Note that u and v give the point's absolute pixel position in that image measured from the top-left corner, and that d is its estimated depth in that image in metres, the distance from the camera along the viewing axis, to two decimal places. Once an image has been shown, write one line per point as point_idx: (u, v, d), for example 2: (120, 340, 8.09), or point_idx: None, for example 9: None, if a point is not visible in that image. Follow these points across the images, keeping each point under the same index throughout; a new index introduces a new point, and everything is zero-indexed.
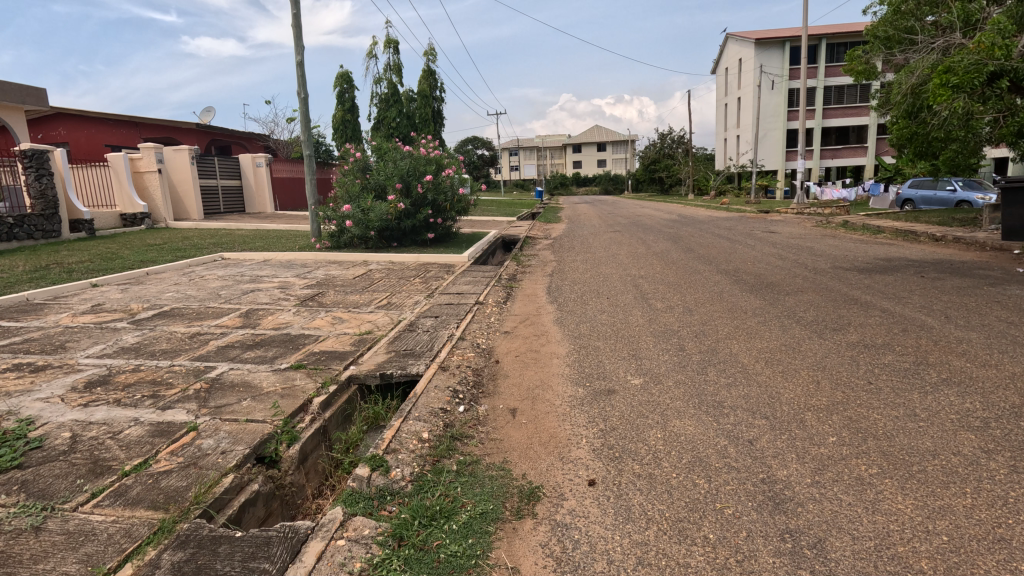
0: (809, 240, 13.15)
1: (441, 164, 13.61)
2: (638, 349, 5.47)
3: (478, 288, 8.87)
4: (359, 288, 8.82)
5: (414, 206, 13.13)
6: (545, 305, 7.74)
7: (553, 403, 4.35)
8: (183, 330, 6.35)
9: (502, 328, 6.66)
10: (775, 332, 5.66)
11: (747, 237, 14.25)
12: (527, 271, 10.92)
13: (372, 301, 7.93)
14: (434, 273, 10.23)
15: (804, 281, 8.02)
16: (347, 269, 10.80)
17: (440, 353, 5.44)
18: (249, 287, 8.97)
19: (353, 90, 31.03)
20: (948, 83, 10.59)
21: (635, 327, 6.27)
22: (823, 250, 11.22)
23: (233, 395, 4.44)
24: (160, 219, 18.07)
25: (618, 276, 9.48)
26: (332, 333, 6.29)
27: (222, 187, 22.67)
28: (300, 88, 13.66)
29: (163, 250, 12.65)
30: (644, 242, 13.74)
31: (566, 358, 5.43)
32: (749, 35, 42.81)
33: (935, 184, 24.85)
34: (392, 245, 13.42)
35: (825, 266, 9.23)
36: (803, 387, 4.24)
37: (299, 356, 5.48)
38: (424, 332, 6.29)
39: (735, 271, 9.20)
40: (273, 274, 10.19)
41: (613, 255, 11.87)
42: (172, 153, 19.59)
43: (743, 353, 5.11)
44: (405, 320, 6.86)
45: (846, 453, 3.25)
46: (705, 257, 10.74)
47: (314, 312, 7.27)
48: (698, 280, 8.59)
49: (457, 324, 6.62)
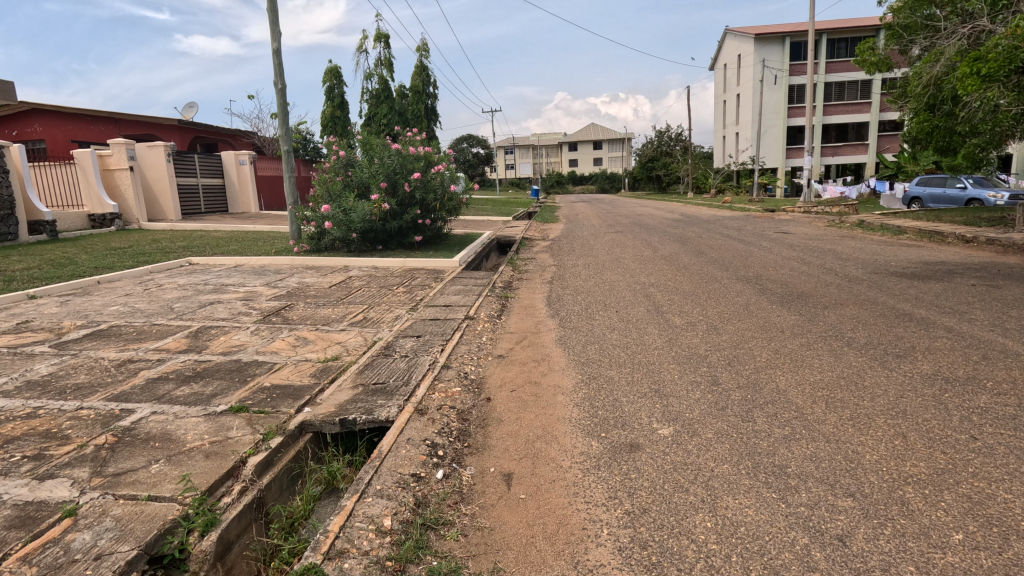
0: (828, 242, 12.19)
1: (431, 161, 12.57)
2: (660, 383, 4.45)
3: (469, 299, 7.84)
4: (333, 300, 7.79)
5: (401, 206, 12.11)
6: (545, 320, 6.73)
7: (559, 466, 3.33)
8: (112, 356, 5.28)
9: (495, 351, 5.63)
10: (826, 360, 4.66)
11: (759, 238, 13.30)
12: (523, 278, 9.91)
13: (346, 316, 6.89)
14: (420, 281, 9.20)
15: (841, 292, 7.01)
16: (324, 276, 9.76)
17: (418, 390, 4.42)
18: (208, 298, 7.91)
19: (343, 85, 29.94)
20: (979, 71, 9.59)
21: (652, 351, 5.25)
22: (848, 253, 10.24)
23: (141, 456, 3.38)
24: (132, 220, 16.96)
25: (626, 284, 8.48)
26: (291, 360, 5.24)
27: (202, 186, 21.56)
28: (276, 78, 12.58)
29: (126, 254, 11.56)
30: (648, 244, 12.74)
31: (573, 395, 4.41)
32: (748, 30, 41.88)
33: (944, 182, 23.90)
34: (377, 248, 12.37)
35: (857, 273, 8.25)
36: (888, 445, 3.23)
37: (244, 392, 4.43)
38: (401, 358, 5.25)
39: (757, 278, 8.21)
40: (240, 282, 9.14)
41: (617, 260, 10.86)
42: (146, 150, 18.46)
43: (793, 390, 4.10)
44: (381, 342, 5.82)
45: (989, 565, 2.25)
46: (720, 262, 9.73)
47: (275, 331, 6.22)
48: (718, 289, 7.60)
49: (443, 347, 5.59)
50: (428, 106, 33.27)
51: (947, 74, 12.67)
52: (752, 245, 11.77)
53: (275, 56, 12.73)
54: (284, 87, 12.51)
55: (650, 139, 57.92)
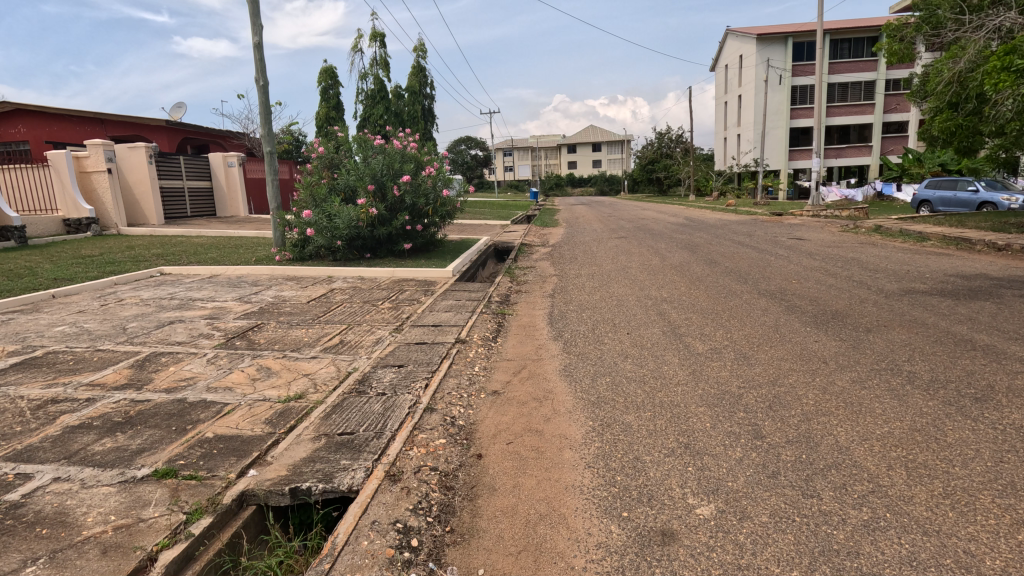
0: (848, 249, 11.41)
1: (420, 162, 11.73)
2: (690, 436, 3.63)
3: (461, 317, 7.01)
4: (310, 318, 6.96)
5: (389, 211, 11.28)
6: (548, 345, 5.91)
7: (572, 568, 2.50)
8: (33, 395, 4.43)
9: (489, 386, 4.80)
10: (890, 405, 3.85)
11: (773, 245, 12.54)
12: (522, 290, 9.10)
13: (321, 340, 6.03)
14: (409, 294, 8.39)
15: (881, 311, 6.19)
16: (304, 288, 8.94)
17: (391, 445, 3.59)
18: (171, 316, 7.07)
19: (337, 86, 29.17)
20: (1012, 66, 8.82)
21: (675, 389, 4.44)
22: (873, 263, 9.48)
23: (14, 555, 2.54)
24: (110, 226, 16.14)
25: (636, 299, 7.67)
26: (246, 399, 4.39)
27: (188, 189, 20.76)
28: (257, 74, 11.76)
29: (93, 263, 10.72)
30: (656, 252, 11.91)
31: (584, 450, 3.58)
32: (751, 30, 41.20)
33: (955, 184, 23.14)
34: (365, 256, 11.53)
35: (892, 286, 7.46)
36: (1009, 542, 2.43)
37: (177, 448, 3.58)
38: (377, 398, 4.42)
39: (781, 293, 7.40)
40: (211, 296, 8.30)
41: (623, 270, 10.04)
42: (126, 151, 17.63)
43: (859, 448, 3.29)
44: (355, 374, 4.98)
45: None
46: (737, 274, 8.90)
47: (236, 359, 5.38)
48: (740, 307, 6.79)
49: (427, 383, 4.75)
50: (424, 107, 32.50)
51: (972, 70, 11.82)
52: (768, 253, 10.99)
53: (256, 50, 11.90)
54: (266, 85, 11.70)
55: (651, 140, 57.16)
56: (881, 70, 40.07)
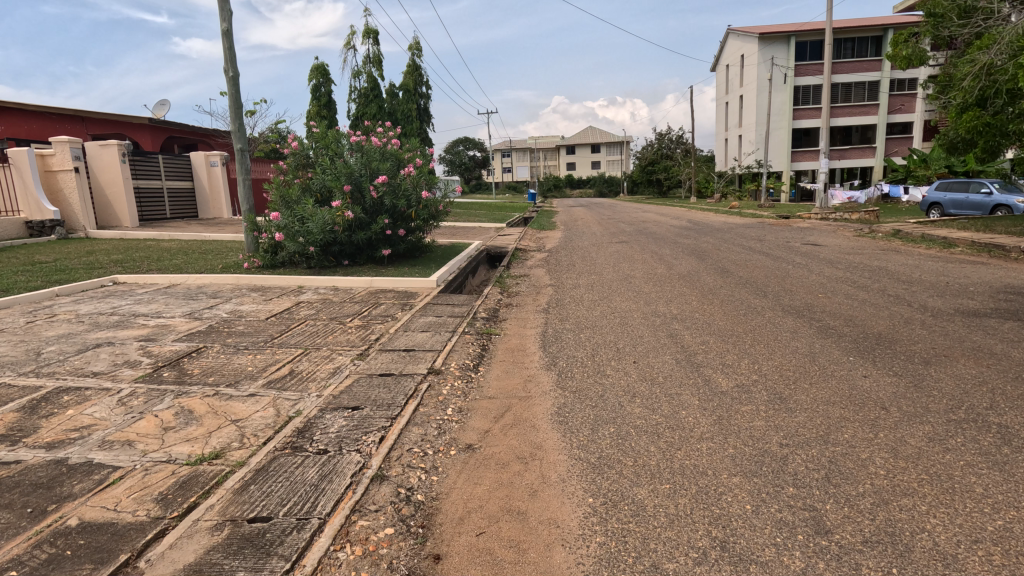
0: (869, 256, 10.48)
1: (401, 160, 10.89)
2: (727, 530, 2.65)
3: (439, 339, 6.03)
4: (264, 340, 5.98)
5: (368, 214, 10.29)
6: (539, 378, 4.92)
7: None
8: None
9: (462, 439, 3.81)
10: (993, 480, 2.88)
11: (786, 251, 11.62)
12: (513, 303, 8.14)
13: (268, 370, 5.03)
14: (385, 308, 7.45)
15: (935, 336, 5.24)
16: (268, 301, 7.95)
17: (317, 544, 2.61)
18: (103, 337, 6.07)
19: (328, 84, 28.31)
20: None
21: (698, 449, 3.45)
22: (904, 273, 8.54)
23: None
24: (77, 228, 15.22)
25: (642, 316, 6.72)
26: (144, 461, 3.38)
27: (167, 189, 19.78)
28: (226, 64, 10.78)
29: (41, 271, 9.71)
30: (660, 259, 10.97)
31: (581, 549, 2.60)
32: (752, 30, 40.41)
33: (966, 186, 22.06)
34: (342, 264, 10.57)
35: (935, 302, 6.51)
36: None
37: (17, 548, 2.58)
38: (314, 458, 3.42)
39: (808, 311, 6.45)
40: (158, 311, 7.31)
41: (626, 280, 9.06)
42: (98, 149, 16.59)
43: (974, 561, 2.32)
44: (296, 421, 3.99)
45: None
46: (754, 285, 7.95)
47: (156, 397, 4.37)
48: (764, 328, 5.84)
49: (383, 436, 3.75)
50: (419, 107, 31.63)
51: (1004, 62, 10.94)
52: (784, 261, 10.05)
53: (225, 38, 10.93)
54: (236, 76, 10.71)
55: (651, 141, 56.29)
56: (886, 69, 39.03)
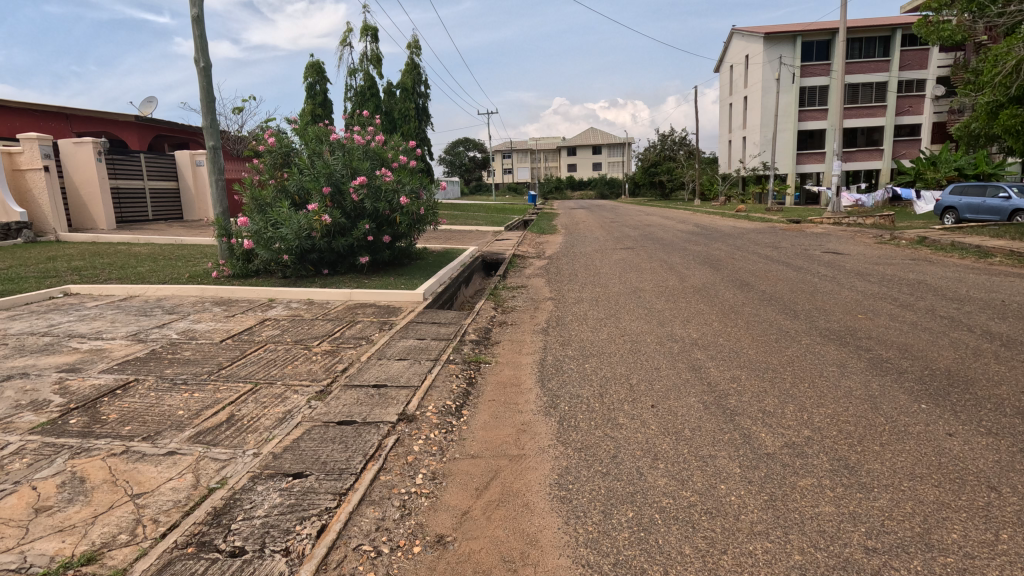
0: (900, 267, 9.56)
1: (385, 159, 10.11)
2: None
3: (418, 370, 5.09)
4: (210, 371, 5.03)
5: (349, 219, 9.39)
6: (536, 428, 3.97)
7: None
8: None
9: (431, 525, 2.87)
10: None
11: (807, 260, 10.71)
12: (508, 320, 7.22)
13: (202, 415, 4.07)
14: (362, 328, 6.52)
15: (1019, 374, 4.30)
16: (230, 318, 7.02)
17: None
18: (18, 366, 5.11)
19: (324, 82, 27.45)
20: None
21: (752, 555, 2.50)
22: (948, 288, 7.61)
23: None
24: (47, 231, 14.30)
25: (657, 341, 5.78)
26: None
27: (149, 190, 18.86)
28: (197, 54, 9.85)
29: None
30: (671, 268, 10.08)
31: None
32: (759, 29, 39.54)
33: (983, 190, 21.06)
34: (322, 272, 9.65)
35: (1000, 327, 5.58)
36: None
37: None
38: (221, 566, 2.47)
39: (851, 336, 5.51)
40: (100, 330, 6.37)
41: (635, 293, 8.13)
42: (72, 147, 15.64)
43: None
44: (215, 497, 3.04)
45: None
46: (781, 303, 7.03)
47: (46, 458, 3.42)
48: (805, 359, 4.91)
49: (325, 524, 2.80)
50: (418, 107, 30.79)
51: None
52: (809, 273, 9.12)
53: (195, 24, 9.99)
54: (208, 66, 9.79)
55: (654, 142, 55.40)
56: (894, 70, 37.98)
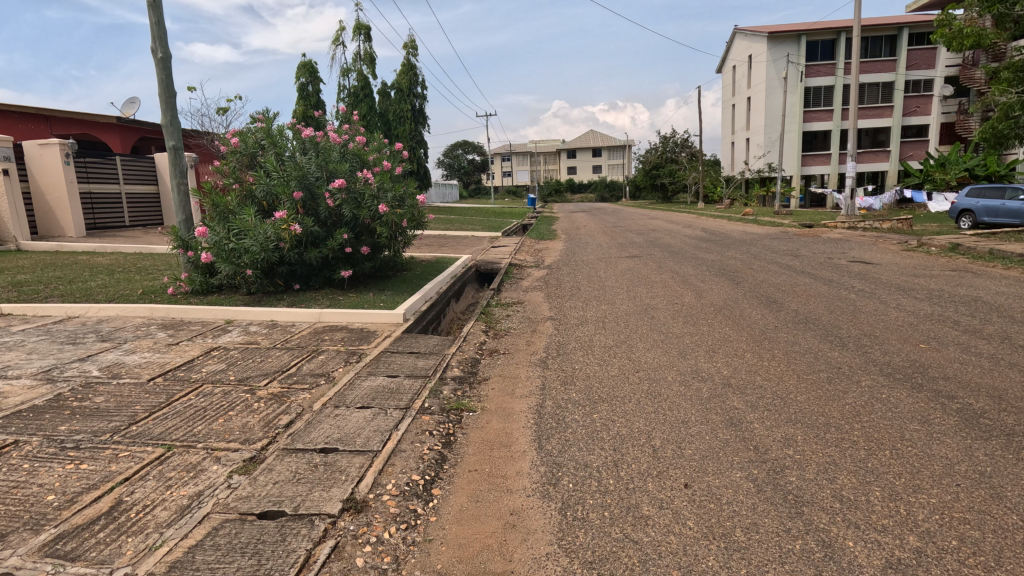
0: (942, 279, 8.53)
1: (367, 161, 9.04)
2: None
3: (382, 424, 4.02)
4: (115, 427, 3.94)
5: (324, 227, 8.34)
6: (529, 523, 2.89)
7: None
8: None
9: None
10: None
11: (833, 270, 9.68)
12: (499, 347, 6.16)
13: (75, 505, 2.99)
14: (324, 360, 5.45)
15: None
16: (172, 345, 5.96)
17: None
18: None
19: (316, 82, 26.48)
20: None
21: None
22: (1010, 306, 6.56)
23: None
24: (8, 239, 13.24)
25: (678, 379, 4.72)
26: None
27: (126, 195, 17.80)
28: (154, 43, 8.80)
29: None
30: (684, 281, 9.06)
31: None
32: (763, 28, 38.53)
33: (1001, 193, 19.75)
34: (293, 287, 8.58)
35: None
36: None
37: None
38: None
39: (923, 376, 4.43)
40: (8, 364, 5.30)
41: (647, 313, 7.10)
42: (38, 149, 14.53)
43: None
44: None
45: None
46: (820, 326, 6.00)
47: None
48: (872, 412, 3.84)
49: None
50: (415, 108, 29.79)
51: None
52: (841, 286, 8.07)
53: (153, 10, 8.93)
54: (167, 57, 8.75)
55: (656, 144, 54.41)
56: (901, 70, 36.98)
